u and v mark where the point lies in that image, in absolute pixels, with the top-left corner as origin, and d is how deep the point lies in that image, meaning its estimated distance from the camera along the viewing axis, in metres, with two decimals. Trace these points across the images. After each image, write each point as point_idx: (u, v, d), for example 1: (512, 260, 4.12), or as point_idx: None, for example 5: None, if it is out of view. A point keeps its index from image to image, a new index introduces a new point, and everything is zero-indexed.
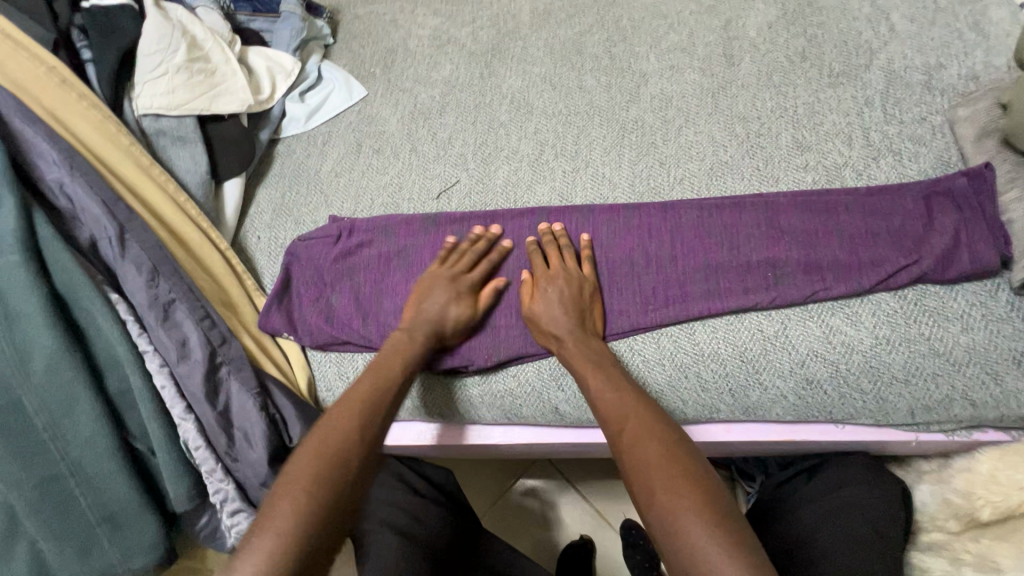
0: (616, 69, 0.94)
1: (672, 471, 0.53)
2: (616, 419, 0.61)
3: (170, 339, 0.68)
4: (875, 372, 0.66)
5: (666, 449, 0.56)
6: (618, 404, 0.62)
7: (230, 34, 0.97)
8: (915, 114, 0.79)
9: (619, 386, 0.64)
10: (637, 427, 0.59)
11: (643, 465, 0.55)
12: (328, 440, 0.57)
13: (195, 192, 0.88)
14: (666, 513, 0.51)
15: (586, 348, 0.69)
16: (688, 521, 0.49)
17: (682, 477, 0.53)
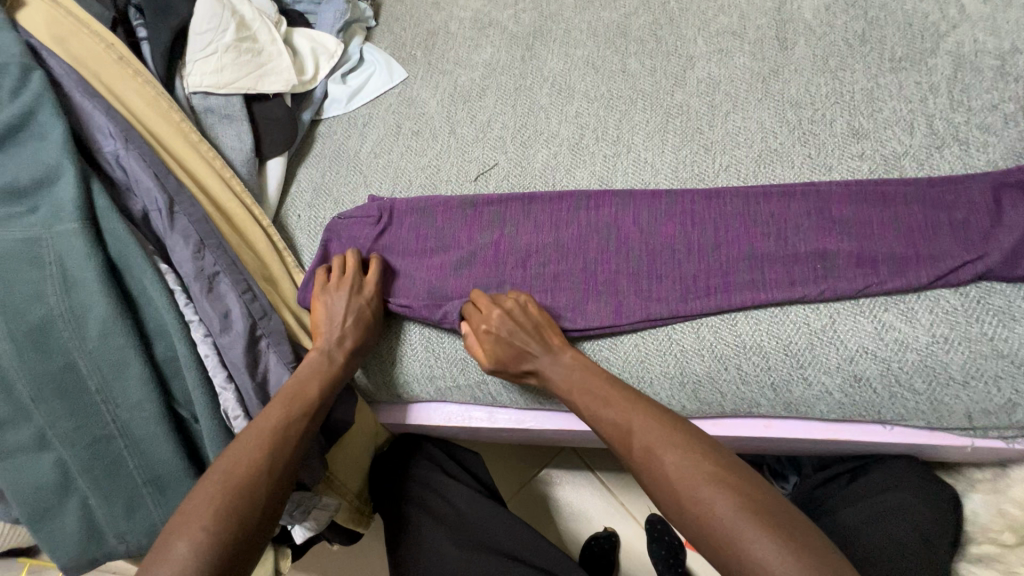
0: (662, 53, 0.91)
1: (712, 485, 0.53)
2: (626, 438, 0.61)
3: (214, 310, 0.69)
4: (931, 372, 0.63)
5: (699, 461, 0.55)
6: (626, 419, 0.61)
7: (276, 15, 0.99)
8: (985, 102, 0.74)
9: (614, 401, 0.63)
10: (653, 443, 0.58)
11: (679, 486, 0.55)
12: (233, 466, 0.59)
13: (240, 169, 0.90)
14: (726, 539, 0.51)
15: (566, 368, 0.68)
16: (756, 544, 0.49)
17: (725, 493, 0.52)
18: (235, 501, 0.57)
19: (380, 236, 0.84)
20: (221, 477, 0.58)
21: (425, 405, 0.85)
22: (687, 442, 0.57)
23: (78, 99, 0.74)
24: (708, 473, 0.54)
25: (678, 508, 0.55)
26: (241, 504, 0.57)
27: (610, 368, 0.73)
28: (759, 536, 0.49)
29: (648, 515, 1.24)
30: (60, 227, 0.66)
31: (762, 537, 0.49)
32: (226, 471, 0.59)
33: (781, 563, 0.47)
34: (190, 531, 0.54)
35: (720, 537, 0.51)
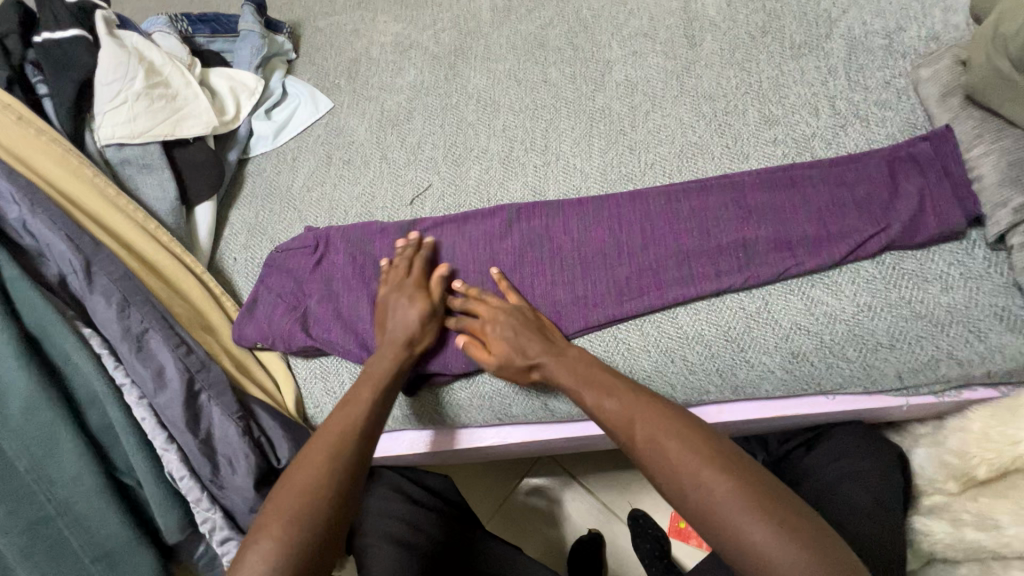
0: (580, 60, 0.93)
1: (711, 471, 0.52)
2: (628, 421, 0.59)
3: (146, 370, 0.66)
4: (860, 339, 0.66)
5: (699, 445, 0.55)
6: (627, 409, 0.60)
7: (189, 58, 0.97)
8: (880, 79, 0.78)
9: (619, 389, 0.62)
10: (653, 429, 0.57)
11: (675, 467, 0.54)
12: (312, 467, 0.58)
13: (166, 218, 0.87)
14: (719, 519, 0.50)
15: (564, 361, 0.67)
16: (750, 526, 0.49)
17: (721, 476, 0.52)
18: (311, 501, 0.56)
19: (319, 267, 0.83)
20: (298, 481, 0.57)
21: (386, 436, 0.84)
22: (684, 431, 0.56)
23: None
24: (706, 458, 0.53)
25: (671, 489, 0.54)
26: (319, 507, 0.56)
27: None
28: (756, 521, 0.49)
29: (629, 510, 1.25)
30: None
31: (762, 522, 0.49)
32: (303, 474, 0.58)
33: (783, 549, 0.47)
34: (305, 528, 0.55)
35: (713, 517, 0.51)
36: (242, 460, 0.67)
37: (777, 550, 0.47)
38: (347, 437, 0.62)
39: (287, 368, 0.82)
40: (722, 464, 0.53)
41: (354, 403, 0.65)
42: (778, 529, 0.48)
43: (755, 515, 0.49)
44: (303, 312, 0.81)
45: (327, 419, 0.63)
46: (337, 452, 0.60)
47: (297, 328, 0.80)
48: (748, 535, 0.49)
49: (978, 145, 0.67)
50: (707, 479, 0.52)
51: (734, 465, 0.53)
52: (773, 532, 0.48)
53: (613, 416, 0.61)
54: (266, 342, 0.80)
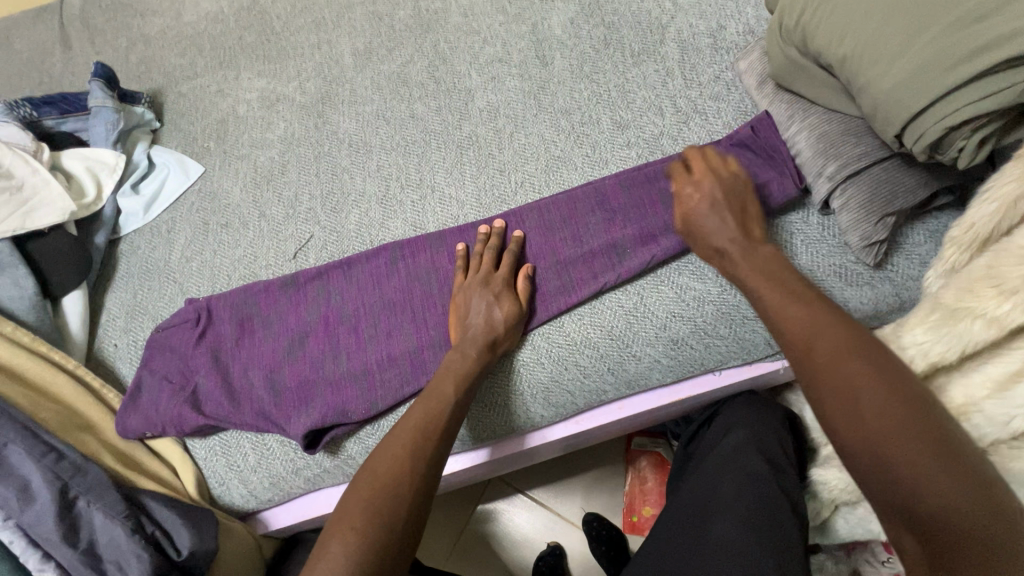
0: (442, 93, 0.96)
1: (898, 399, 0.48)
2: (810, 338, 0.54)
3: (8, 489, 0.61)
4: (728, 316, 0.71)
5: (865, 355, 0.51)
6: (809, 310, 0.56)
7: (33, 144, 0.91)
8: (710, 75, 0.85)
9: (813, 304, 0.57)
10: (848, 342, 0.52)
11: (855, 398, 0.49)
12: (388, 482, 0.58)
13: (27, 317, 0.81)
14: (887, 462, 0.46)
15: (755, 259, 0.64)
16: (927, 474, 0.44)
17: (897, 410, 0.47)
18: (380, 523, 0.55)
19: (204, 340, 0.80)
20: (352, 503, 0.57)
21: (301, 498, 0.81)
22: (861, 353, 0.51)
23: None
24: (895, 390, 0.48)
25: (839, 419, 0.50)
26: (407, 493, 0.58)
27: None
28: (934, 465, 0.44)
29: (583, 515, 1.26)
30: None
31: (934, 462, 0.44)
32: (370, 490, 0.58)
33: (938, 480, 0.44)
34: (336, 551, 0.53)
35: (882, 459, 0.46)
36: (134, 562, 0.62)
37: (950, 497, 0.43)
38: (434, 450, 0.62)
39: (183, 450, 0.78)
40: (888, 394, 0.48)
41: (421, 410, 0.65)
42: (947, 470, 0.44)
43: (931, 455, 0.45)
44: (192, 390, 0.77)
45: (406, 424, 0.64)
46: (408, 466, 0.60)
47: (186, 406, 0.76)
48: (918, 483, 0.44)
49: (793, 124, 0.74)
50: (867, 395, 0.49)
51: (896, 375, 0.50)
52: (954, 476, 0.44)
53: (794, 330, 0.56)
54: (154, 428, 0.76)
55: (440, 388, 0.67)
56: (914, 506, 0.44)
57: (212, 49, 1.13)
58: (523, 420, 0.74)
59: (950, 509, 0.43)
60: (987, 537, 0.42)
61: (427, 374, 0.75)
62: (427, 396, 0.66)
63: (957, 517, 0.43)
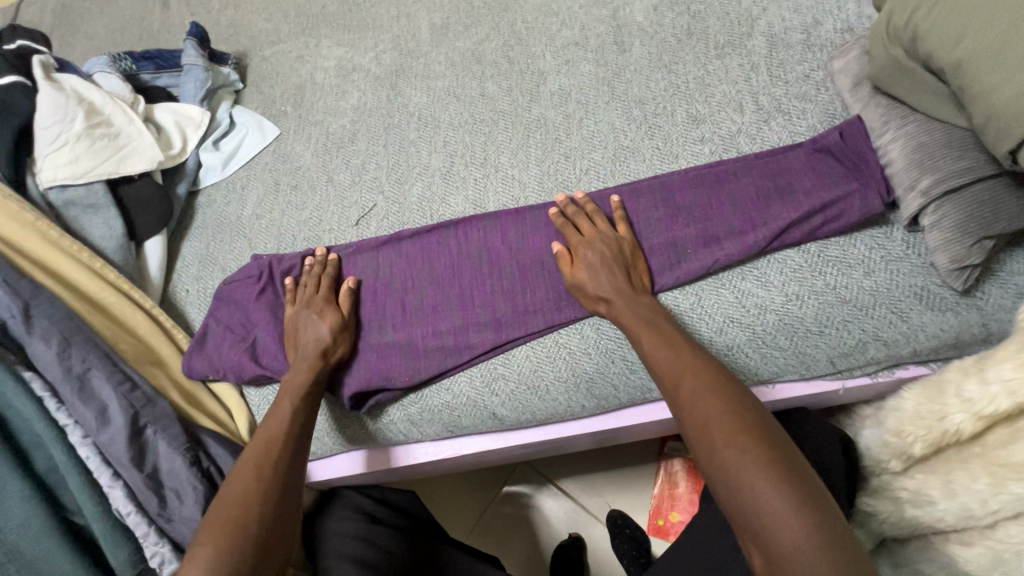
0: (515, 73, 0.95)
1: (734, 431, 0.53)
2: (676, 377, 0.60)
3: (88, 409, 0.66)
4: (790, 328, 0.67)
5: (735, 411, 0.55)
6: (679, 363, 0.61)
7: (131, 96, 0.98)
8: (799, 72, 0.80)
9: (678, 345, 0.63)
10: (698, 385, 0.58)
11: (713, 426, 0.54)
12: (241, 491, 0.61)
13: (114, 256, 0.88)
14: (739, 484, 0.50)
15: (636, 305, 0.67)
16: (765, 493, 0.49)
17: (743, 432, 0.53)
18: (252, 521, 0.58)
19: (265, 295, 0.83)
20: (222, 498, 0.61)
21: (342, 455, 0.84)
22: (723, 386, 0.58)
23: None
24: (741, 418, 0.54)
25: (702, 443, 0.55)
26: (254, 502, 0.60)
27: (508, 384, 0.73)
28: (768, 477, 0.49)
29: (607, 511, 1.25)
30: None
31: (768, 476, 0.49)
32: (234, 496, 0.60)
33: (797, 528, 0.46)
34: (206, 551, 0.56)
35: (729, 476, 0.51)
36: (190, 490, 0.67)
37: (781, 505, 0.48)
38: (285, 466, 0.65)
39: (239, 394, 0.82)
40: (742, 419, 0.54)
41: (276, 423, 0.68)
42: (782, 481, 0.49)
43: (770, 476, 0.49)
44: (251, 341, 0.81)
45: (247, 442, 0.66)
46: (254, 479, 0.62)
47: (246, 355, 0.80)
48: (758, 493, 0.49)
49: (887, 132, 0.69)
50: (728, 446, 0.52)
51: (770, 435, 0.53)
52: (785, 488, 0.48)
53: (662, 369, 0.62)
54: (214, 371, 0.81)
55: (279, 409, 0.69)
56: (759, 514, 0.48)
57: (297, 16, 1.17)
58: (563, 408, 0.74)
59: (785, 525, 0.46)
60: (833, 551, 0.45)
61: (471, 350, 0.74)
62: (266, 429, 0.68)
63: (786, 520, 0.47)
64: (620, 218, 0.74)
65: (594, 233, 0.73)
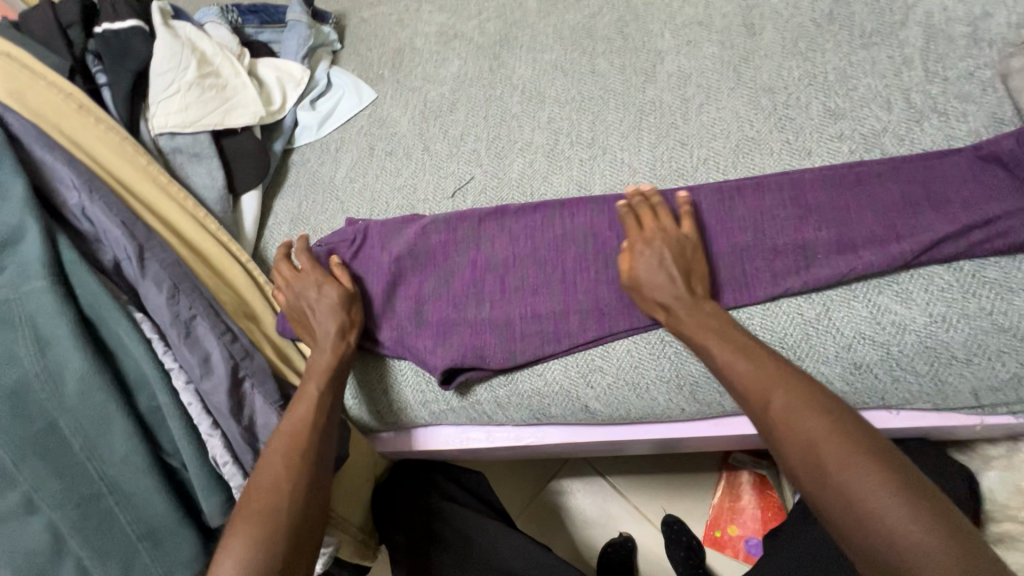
0: (630, 50, 0.90)
1: (846, 453, 0.50)
2: (761, 393, 0.57)
3: (193, 356, 0.67)
4: (932, 352, 0.61)
5: (844, 431, 0.52)
6: (766, 377, 0.57)
7: (238, 48, 0.98)
8: (962, 70, 0.72)
9: (762, 361, 0.59)
10: (793, 399, 0.55)
11: (817, 446, 0.52)
12: (276, 488, 0.62)
13: (214, 207, 0.88)
14: (866, 512, 0.48)
15: (700, 312, 0.63)
16: (900, 523, 0.46)
17: (856, 448, 0.51)
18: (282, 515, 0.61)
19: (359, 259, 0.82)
20: (254, 490, 0.62)
21: (420, 429, 0.83)
22: (811, 401, 0.54)
23: (38, 153, 0.71)
24: (858, 440, 0.51)
25: (806, 463, 0.52)
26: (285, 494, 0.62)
27: (604, 377, 0.71)
28: (890, 495, 0.48)
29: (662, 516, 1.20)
30: (28, 286, 0.63)
31: (890, 494, 0.48)
32: (269, 495, 0.62)
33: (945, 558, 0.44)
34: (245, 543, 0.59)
35: (848, 498, 0.49)
36: None
37: (921, 539, 0.45)
38: (320, 465, 0.65)
39: None
40: (847, 433, 0.52)
41: (301, 412, 0.68)
42: (910, 507, 0.47)
43: (898, 501, 0.47)
44: None
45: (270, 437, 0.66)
46: (286, 472, 0.63)
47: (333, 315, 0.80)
48: (892, 524, 0.47)
49: None
50: (846, 470, 0.50)
51: (887, 454, 0.50)
52: (906, 506, 0.47)
53: (746, 385, 0.58)
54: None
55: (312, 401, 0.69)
56: (885, 537, 0.47)
57: None
58: (661, 408, 0.71)
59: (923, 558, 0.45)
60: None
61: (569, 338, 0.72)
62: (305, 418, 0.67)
63: (919, 543, 0.45)
64: (688, 213, 0.69)
65: (655, 230, 0.68)
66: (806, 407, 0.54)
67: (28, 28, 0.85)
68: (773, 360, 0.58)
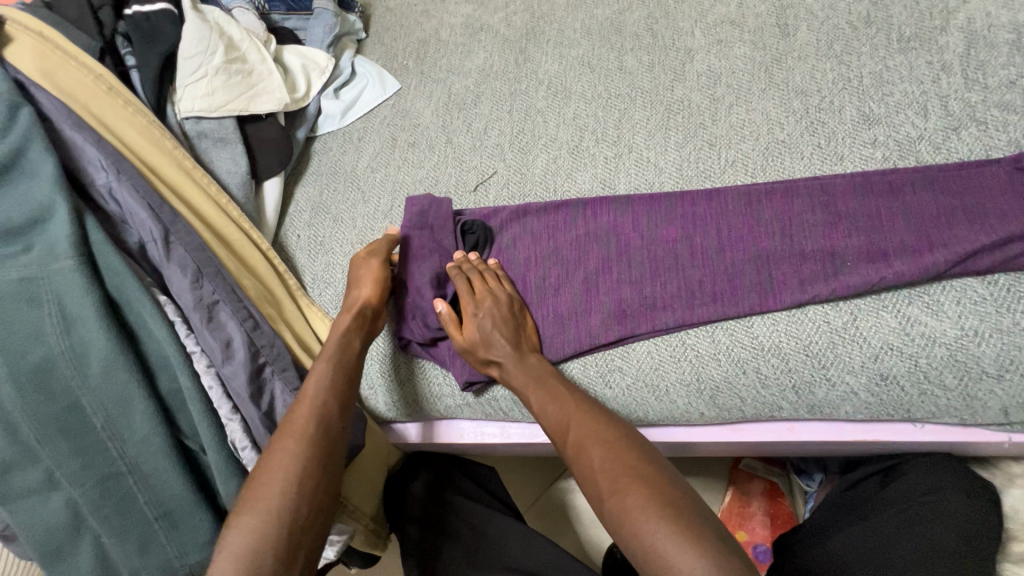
0: (659, 47, 0.88)
1: (622, 481, 0.56)
2: (562, 429, 0.64)
3: (215, 340, 0.68)
4: (961, 366, 0.60)
5: (610, 461, 0.58)
6: (566, 413, 0.64)
7: (265, 34, 0.97)
8: (1003, 78, 0.70)
9: (559, 395, 0.66)
10: (587, 435, 0.61)
11: (601, 481, 0.58)
12: (263, 481, 0.59)
13: (236, 192, 0.88)
14: (657, 545, 0.51)
15: (523, 365, 0.69)
16: (686, 555, 0.50)
17: (646, 488, 0.55)
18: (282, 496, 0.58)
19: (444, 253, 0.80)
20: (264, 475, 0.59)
21: (433, 422, 0.84)
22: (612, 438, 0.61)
23: (68, 132, 0.71)
24: (623, 465, 0.57)
25: (594, 493, 0.58)
26: (294, 475, 0.59)
27: (623, 378, 0.71)
28: (675, 540, 0.51)
29: None
30: (56, 265, 0.64)
31: (673, 536, 0.51)
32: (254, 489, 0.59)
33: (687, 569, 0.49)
34: (236, 539, 0.56)
35: (633, 531, 0.53)
36: None
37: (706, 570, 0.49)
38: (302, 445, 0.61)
39: None
40: (648, 476, 0.56)
41: (320, 391, 0.66)
42: (685, 537, 0.51)
43: (681, 532, 0.51)
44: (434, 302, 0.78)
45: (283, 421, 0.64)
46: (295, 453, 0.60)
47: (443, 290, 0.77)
48: (674, 554, 0.50)
49: None
50: (613, 497, 0.56)
51: (628, 482, 0.56)
52: (693, 547, 0.50)
53: (552, 420, 0.65)
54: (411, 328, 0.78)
55: (305, 391, 0.66)
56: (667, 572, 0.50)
57: None
58: (680, 412, 0.71)
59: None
60: None
61: (591, 335, 0.72)
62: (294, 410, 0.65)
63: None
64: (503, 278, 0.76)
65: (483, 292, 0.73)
66: (593, 435, 0.61)
67: (58, 7, 0.85)
68: (582, 403, 0.65)
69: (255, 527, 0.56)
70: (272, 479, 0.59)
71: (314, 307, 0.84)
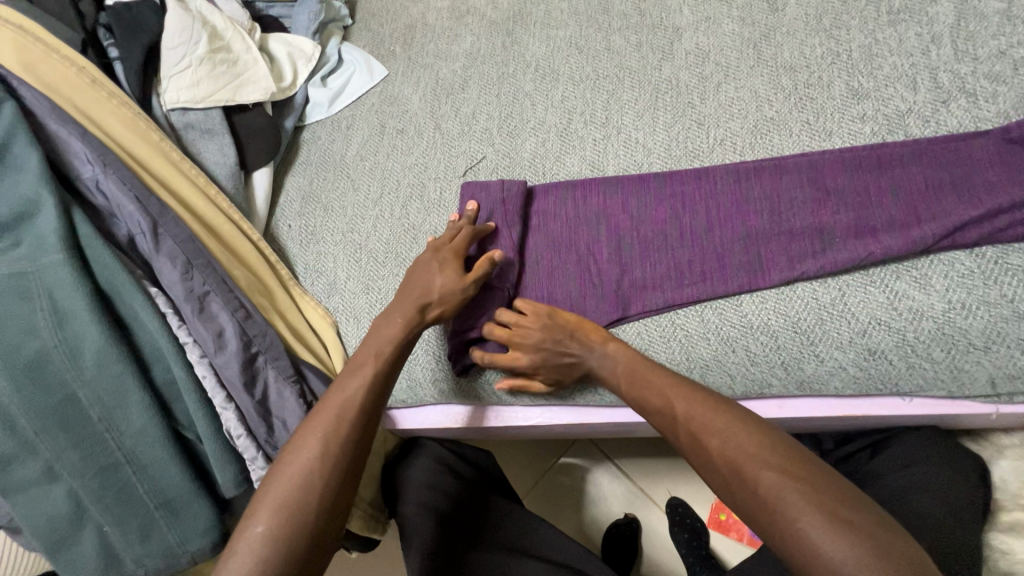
0: (647, 27, 0.87)
1: (758, 466, 0.50)
2: (672, 417, 0.57)
3: (207, 331, 0.69)
4: (948, 340, 0.60)
5: (741, 443, 0.52)
6: (672, 397, 0.58)
7: (249, 23, 0.96)
8: (993, 48, 0.69)
9: (660, 378, 0.60)
10: (705, 420, 0.55)
11: (730, 468, 0.51)
12: (291, 469, 0.57)
13: (226, 184, 0.88)
14: (808, 537, 0.45)
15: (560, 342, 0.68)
16: (842, 545, 0.44)
17: (790, 489, 0.48)
18: (315, 488, 0.56)
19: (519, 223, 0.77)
20: (297, 457, 0.57)
21: (429, 407, 0.83)
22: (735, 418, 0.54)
23: (53, 126, 0.71)
24: (756, 450, 0.51)
25: (725, 493, 0.52)
26: (331, 469, 0.57)
27: None
28: (829, 529, 0.45)
29: (668, 498, 1.08)
30: (44, 259, 0.64)
31: (826, 526, 0.45)
32: (283, 475, 0.57)
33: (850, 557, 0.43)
34: (256, 524, 0.54)
35: (782, 534, 0.47)
36: (295, 422, 0.71)
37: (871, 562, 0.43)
38: (336, 434, 0.59)
39: (337, 337, 0.83)
40: (787, 459, 0.50)
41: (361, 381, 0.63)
42: (840, 526, 0.45)
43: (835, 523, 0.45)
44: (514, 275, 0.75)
45: (317, 407, 0.61)
46: (332, 444, 0.58)
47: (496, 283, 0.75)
48: (829, 547, 0.44)
49: None
50: (750, 482, 0.50)
51: (765, 468, 0.50)
52: (851, 538, 0.44)
53: (656, 407, 0.59)
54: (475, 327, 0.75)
55: (348, 382, 0.63)
56: None
57: None
58: None
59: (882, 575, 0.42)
60: None
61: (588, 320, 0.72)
62: (327, 400, 0.62)
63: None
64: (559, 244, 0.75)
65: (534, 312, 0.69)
66: (712, 416, 0.55)
67: None
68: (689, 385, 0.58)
69: (278, 512, 0.54)
70: (302, 472, 0.56)
71: (307, 297, 0.85)
